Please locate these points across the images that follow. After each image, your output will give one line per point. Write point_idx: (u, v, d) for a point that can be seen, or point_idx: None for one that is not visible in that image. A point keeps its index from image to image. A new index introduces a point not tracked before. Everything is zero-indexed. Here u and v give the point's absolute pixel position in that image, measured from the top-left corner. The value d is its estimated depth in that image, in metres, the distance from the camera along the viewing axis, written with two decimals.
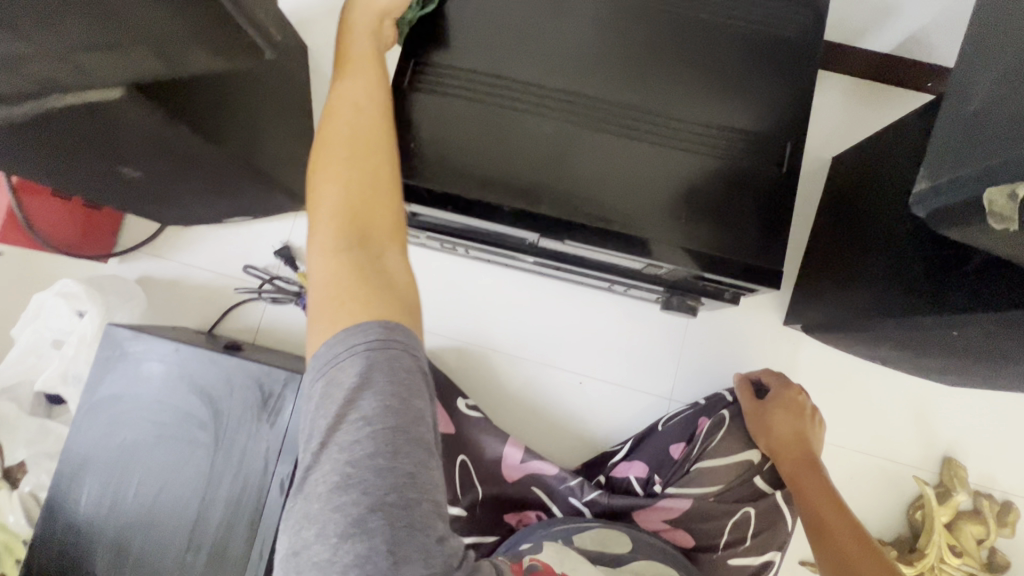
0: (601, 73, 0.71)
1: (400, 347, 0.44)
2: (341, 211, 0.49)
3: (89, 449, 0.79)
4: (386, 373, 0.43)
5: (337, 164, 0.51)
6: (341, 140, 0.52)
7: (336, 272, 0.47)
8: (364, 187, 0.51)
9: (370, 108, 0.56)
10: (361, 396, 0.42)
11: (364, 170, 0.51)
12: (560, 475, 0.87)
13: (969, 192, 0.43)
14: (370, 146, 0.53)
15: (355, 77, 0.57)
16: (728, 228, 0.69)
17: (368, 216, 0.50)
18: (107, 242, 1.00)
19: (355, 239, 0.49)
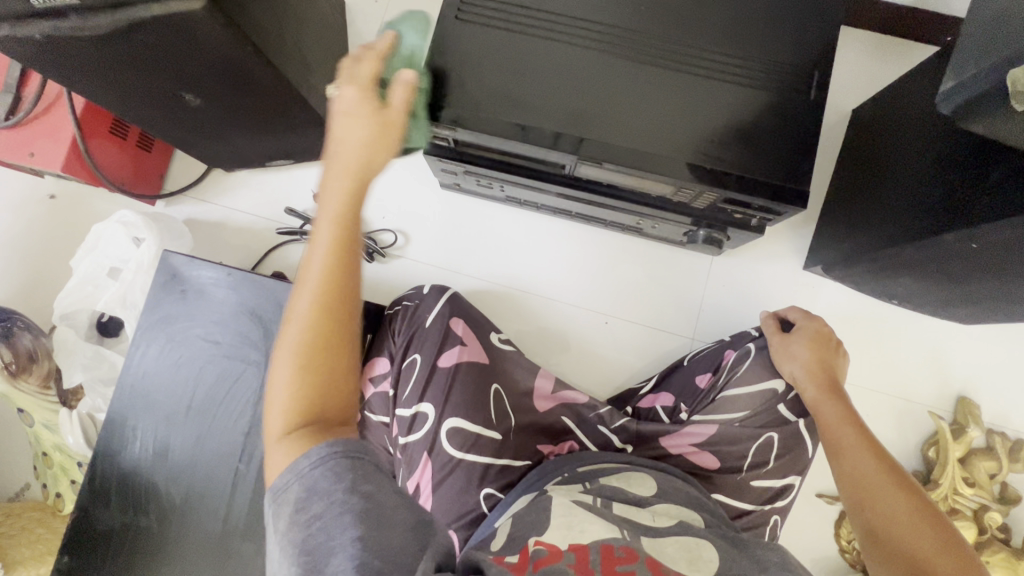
0: (636, 7, 0.75)
1: (343, 458, 0.44)
2: (304, 390, 0.47)
3: (147, 367, 0.84)
4: (331, 481, 0.43)
5: (293, 348, 0.47)
6: (304, 317, 0.48)
7: (287, 453, 0.45)
8: (321, 368, 0.47)
9: (338, 289, 0.49)
10: (313, 488, 0.43)
11: (329, 342, 0.48)
12: (591, 403, 0.91)
13: (994, 79, 0.46)
14: (335, 328, 0.48)
15: (325, 242, 0.49)
16: (758, 152, 0.72)
17: (329, 375, 0.47)
18: (154, 184, 1.06)
19: (310, 416, 0.46)
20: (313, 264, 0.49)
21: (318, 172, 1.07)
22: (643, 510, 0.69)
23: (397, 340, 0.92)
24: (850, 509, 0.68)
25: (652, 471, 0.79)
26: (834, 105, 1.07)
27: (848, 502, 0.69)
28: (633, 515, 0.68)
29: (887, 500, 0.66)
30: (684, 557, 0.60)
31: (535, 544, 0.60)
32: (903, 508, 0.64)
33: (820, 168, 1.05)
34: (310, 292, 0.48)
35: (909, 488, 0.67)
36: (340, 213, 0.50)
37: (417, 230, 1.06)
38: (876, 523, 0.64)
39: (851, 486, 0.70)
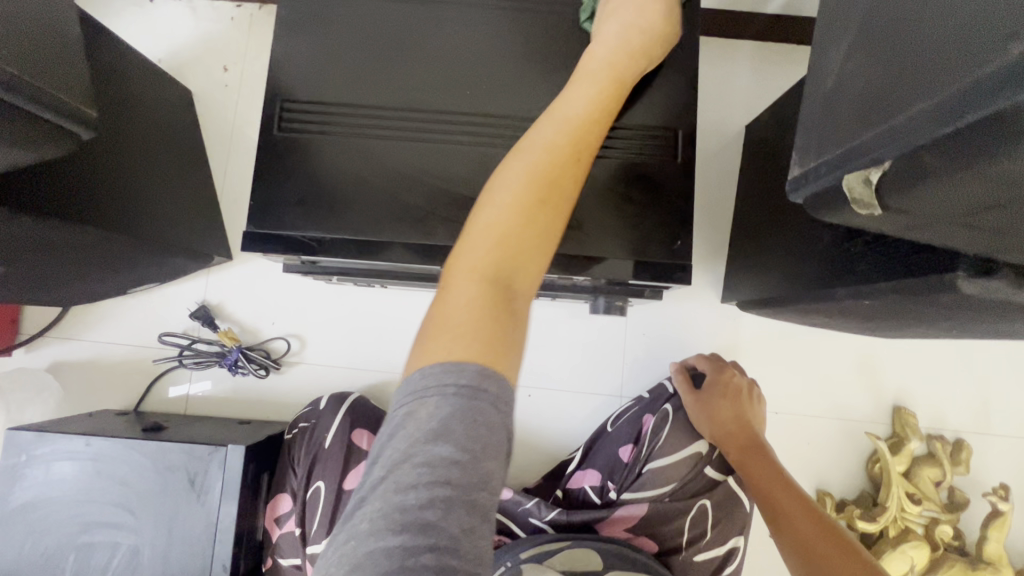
0: (481, 85, 0.68)
1: (491, 401, 0.36)
2: (494, 246, 0.41)
3: (11, 564, 0.73)
4: (469, 426, 0.35)
5: (496, 227, 0.42)
6: (539, 168, 0.45)
7: (464, 318, 0.38)
8: (515, 238, 0.42)
9: (557, 152, 0.46)
10: (441, 419, 0.35)
11: (523, 231, 0.42)
12: (516, 498, 0.84)
13: (834, 176, 0.41)
14: (552, 191, 0.44)
15: (542, 138, 0.47)
16: (632, 228, 0.67)
17: (515, 247, 0.42)
18: (9, 332, 0.94)
19: (501, 293, 0.40)
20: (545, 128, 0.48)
21: (192, 287, 0.98)
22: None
23: (298, 471, 0.83)
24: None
25: (592, 540, 0.76)
26: (727, 125, 1.02)
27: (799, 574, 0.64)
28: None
29: (838, 567, 0.61)
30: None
31: None
32: (853, 572, 0.60)
33: (723, 193, 1.01)
34: (538, 171, 0.45)
35: (851, 548, 0.63)
36: (593, 99, 0.52)
37: (312, 332, 0.97)
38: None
39: (800, 557, 0.64)
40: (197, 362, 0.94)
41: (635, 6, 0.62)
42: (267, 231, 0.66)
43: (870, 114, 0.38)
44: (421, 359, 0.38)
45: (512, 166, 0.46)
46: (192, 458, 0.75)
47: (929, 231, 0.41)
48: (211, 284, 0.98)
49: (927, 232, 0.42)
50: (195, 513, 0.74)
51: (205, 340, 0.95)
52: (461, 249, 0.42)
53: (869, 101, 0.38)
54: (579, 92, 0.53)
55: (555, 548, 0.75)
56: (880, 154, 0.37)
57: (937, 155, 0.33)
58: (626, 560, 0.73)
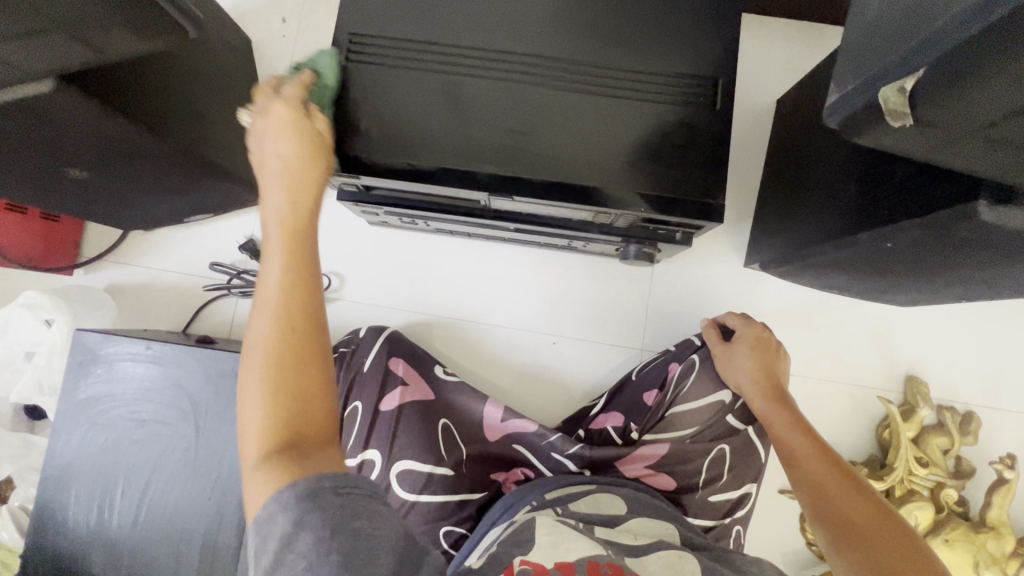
0: (535, 30, 0.73)
1: (329, 490, 0.40)
2: (264, 395, 0.42)
3: (73, 454, 0.80)
4: (318, 521, 0.39)
5: (263, 380, 0.43)
6: (268, 321, 0.44)
7: (261, 482, 0.40)
8: (288, 378, 0.43)
9: (286, 299, 0.45)
10: (285, 528, 0.39)
11: (287, 367, 0.43)
12: (540, 431, 0.89)
13: (869, 93, 0.45)
14: (296, 349, 0.44)
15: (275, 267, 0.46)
16: (669, 169, 0.71)
17: (289, 385, 0.43)
18: (70, 252, 1.01)
19: (288, 442, 0.42)
20: (270, 276, 0.46)
21: (242, 222, 1.03)
22: (623, 530, 0.69)
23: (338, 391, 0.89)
24: (813, 519, 0.66)
25: (621, 488, 0.79)
26: (758, 97, 1.06)
27: (810, 512, 0.67)
28: (616, 537, 0.67)
29: (847, 509, 0.64)
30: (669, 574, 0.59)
31: (521, 564, 0.57)
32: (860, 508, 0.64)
33: (751, 163, 1.04)
34: (272, 310, 0.45)
35: (862, 488, 0.66)
36: (286, 243, 0.48)
37: (351, 271, 1.03)
38: (838, 524, 0.63)
39: (811, 492, 0.68)
40: (245, 292, 1.00)
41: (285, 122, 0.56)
42: (330, 153, 0.72)
43: (908, 31, 0.42)
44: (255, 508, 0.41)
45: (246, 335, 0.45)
46: None
47: (955, 150, 0.45)
48: (260, 220, 1.03)
49: (953, 153, 0.46)
50: None
51: (253, 271, 1.00)
52: (242, 414, 0.43)
53: (907, 20, 0.42)
54: (301, 196, 0.51)
55: (584, 490, 0.78)
56: (916, 62, 0.41)
57: (966, 55, 0.37)
58: (651, 509, 0.75)
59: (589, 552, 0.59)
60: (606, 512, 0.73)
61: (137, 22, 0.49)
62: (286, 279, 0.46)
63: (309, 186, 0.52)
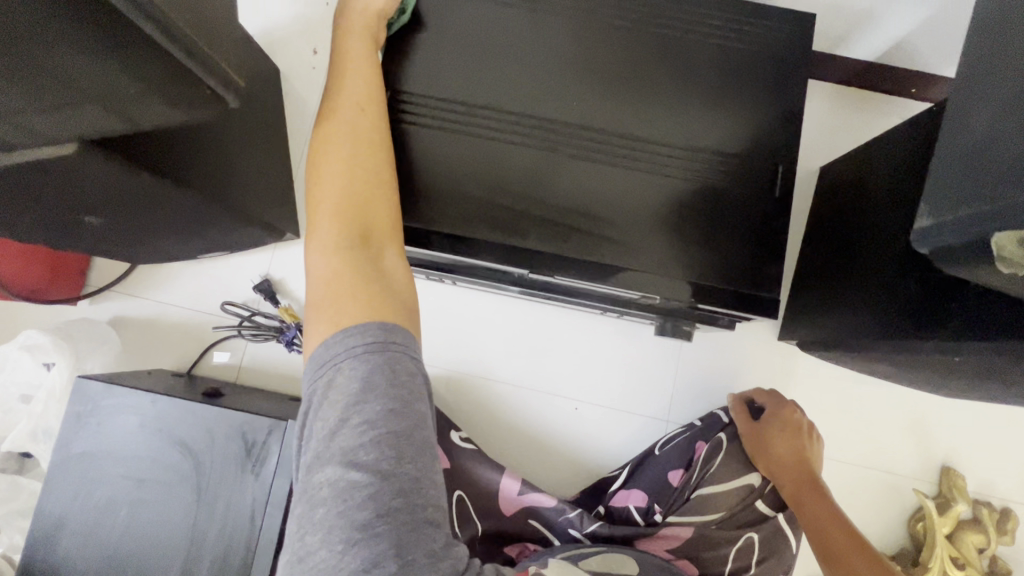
0: (584, 97, 0.69)
1: (396, 349, 0.45)
2: (340, 200, 0.53)
3: (63, 509, 0.75)
4: (385, 380, 0.44)
5: (335, 205, 0.52)
6: (341, 151, 0.55)
7: (340, 274, 0.49)
8: (363, 188, 0.54)
9: (365, 138, 0.57)
10: (358, 378, 0.44)
11: (362, 192, 0.54)
12: (558, 507, 0.84)
13: (977, 231, 0.41)
14: (370, 184, 0.55)
15: (346, 130, 0.57)
16: (720, 255, 0.67)
17: (371, 197, 0.54)
18: (76, 281, 0.96)
19: (357, 238, 0.51)
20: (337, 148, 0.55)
21: (257, 260, 0.99)
22: None
23: None
24: None
25: (632, 551, 0.76)
26: (801, 164, 1.02)
27: None
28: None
29: None
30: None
31: None
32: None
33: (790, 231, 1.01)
34: (345, 182, 0.54)
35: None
36: (358, 125, 0.58)
37: None
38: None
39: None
40: (255, 335, 0.95)
41: (358, 38, 0.65)
42: None
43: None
44: (321, 321, 0.47)
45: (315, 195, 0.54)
46: (252, 428, 0.76)
47: None
48: (276, 259, 0.99)
49: None
50: (249, 483, 0.75)
51: (265, 313, 0.96)
52: (313, 243, 0.51)
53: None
54: (358, 81, 0.61)
55: (594, 552, 0.75)
56: None
57: None
58: (667, 573, 0.72)
59: None
60: (619, 572, 0.70)
61: None
62: (357, 128, 0.58)
63: (363, 58, 0.63)
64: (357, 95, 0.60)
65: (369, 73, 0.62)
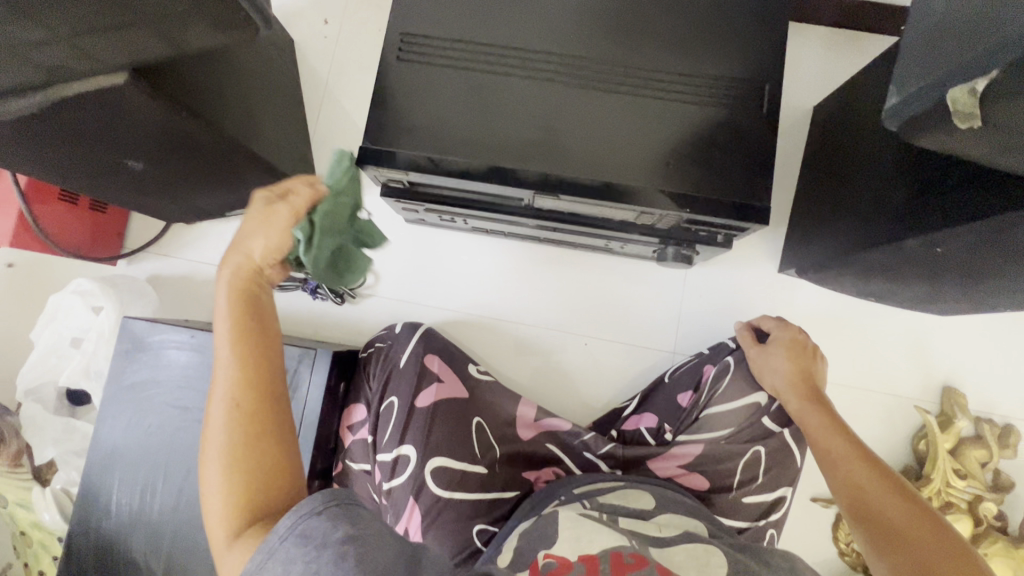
0: (580, 32, 0.74)
1: (330, 509, 0.41)
2: (226, 492, 0.42)
3: (117, 439, 0.82)
4: (325, 525, 0.40)
5: (221, 448, 0.43)
6: (233, 409, 0.44)
7: (238, 556, 0.40)
8: (252, 430, 0.44)
9: (254, 376, 0.45)
10: (292, 548, 0.39)
11: (251, 437, 0.44)
12: (574, 430, 0.89)
13: (935, 95, 0.45)
14: (254, 414, 0.44)
15: (228, 362, 0.45)
16: (713, 171, 0.72)
17: (256, 447, 0.43)
18: (113, 245, 1.04)
19: (253, 459, 0.43)
20: (222, 363, 0.45)
21: None
22: (650, 522, 0.69)
23: (373, 385, 0.90)
24: (852, 523, 0.65)
25: (647, 486, 0.79)
26: (796, 105, 1.06)
27: (847, 513, 0.66)
28: (640, 527, 0.68)
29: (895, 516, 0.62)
30: (695, 566, 0.59)
31: (544, 558, 0.60)
32: (902, 509, 0.62)
33: (787, 169, 1.05)
34: (228, 379, 0.45)
35: (901, 487, 0.65)
36: (235, 377, 0.45)
37: (385, 268, 1.04)
38: (879, 530, 0.61)
39: (849, 495, 0.67)
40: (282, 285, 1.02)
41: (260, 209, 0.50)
42: (380, 149, 0.73)
43: (976, 34, 0.42)
44: (224, 532, 0.42)
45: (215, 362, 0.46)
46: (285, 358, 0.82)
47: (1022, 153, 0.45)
48: None
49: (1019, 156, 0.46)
50: None
51: None
52: (203, 469, 0.44)
53: (974, 23, 0.42)
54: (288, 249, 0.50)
55: (612, 487, 0.78)
56: (987, 65, 0.40)
57: None
58: (680, 503, 0.75)
59: (612, 544, 0.60)
60: (636, 506, 0.73)
61: (219, 22, 0.50)
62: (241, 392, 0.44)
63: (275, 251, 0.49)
64: (225, 344, 0.46)
65: (264, 330, 0.47)
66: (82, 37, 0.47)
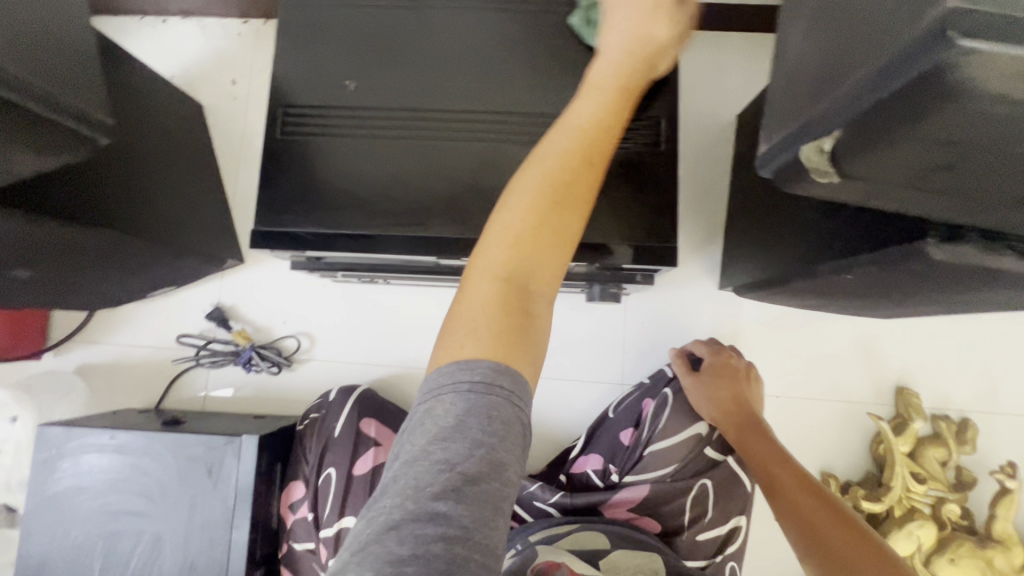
0: (470, 82, 0.71)
1: (504, 398, 0.38)
2: (510, 254, 0.41)
3: (44, 553, 0.79)
4: (485, 420, 0.37)
5: (527, 208, 0.42)
6: (550, 171, 0.43)
7: (460, 345, 0.39)
8: (558, 207, 0.42)
9: (595, 133, 0.44)
10: (460, 407, 0.37)
11: (558, 204, 0.42)
12: (519, 482, 0.86)
13: (791, 149, 0.44)
14: (574, 190, 0.43)
15: (593, 100, 0.46)
16: (618, 211, 0.69)
17: (537, 244, 0.41)
18: (37, 339, 1.00)
19: (524, 263, 0.41)
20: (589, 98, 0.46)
21: (207, 290, 1.02)
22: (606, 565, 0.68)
23: (309, 458, 0.87)
24: (803, 558, 0.62)
25: (602, 523, 0.77)
26: (719, 115, 1.04)
27: (799, 548, 0.64)
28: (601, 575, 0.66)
29: (841, 544, 0.60)
30: None
31: None
32: (845, 536, 0.61)
33: (716, 182, 1.03)
34: (558, 152, 0.43)
35: (842, 513, 0.64)
36: (603, 95, 0.47)
37: (319, 329, 1.01)
38: (832, 564, 0.59)
39: (798, 528, 0.64)
40: (214, 361, 0.98)
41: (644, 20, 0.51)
42: (274, 228, 0.71)
43: (819, 87, 0.40)
44: (473, 306, 0.40)
45: (536, 150, 0.45)
46: (209, 449, 0.79)
47: (891, 197, 0.43)
48: (225, 286, 1.02)
49: (886, 200, 0.43)
50: (215, 500, 0.78)
51: (221, 340, 0.99)
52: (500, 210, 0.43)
53: (818, 75, 0.41)
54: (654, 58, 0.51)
55: (566, 531, 0.76)
56: (829, 125, 0.39)
57: (876, 126, 0.36)
58: (633, 540, 0.74)
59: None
60: (589, 546, 0.73)
61: (43, 145, 0.48)
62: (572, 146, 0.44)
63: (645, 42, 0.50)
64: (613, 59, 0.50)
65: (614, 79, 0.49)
66: None
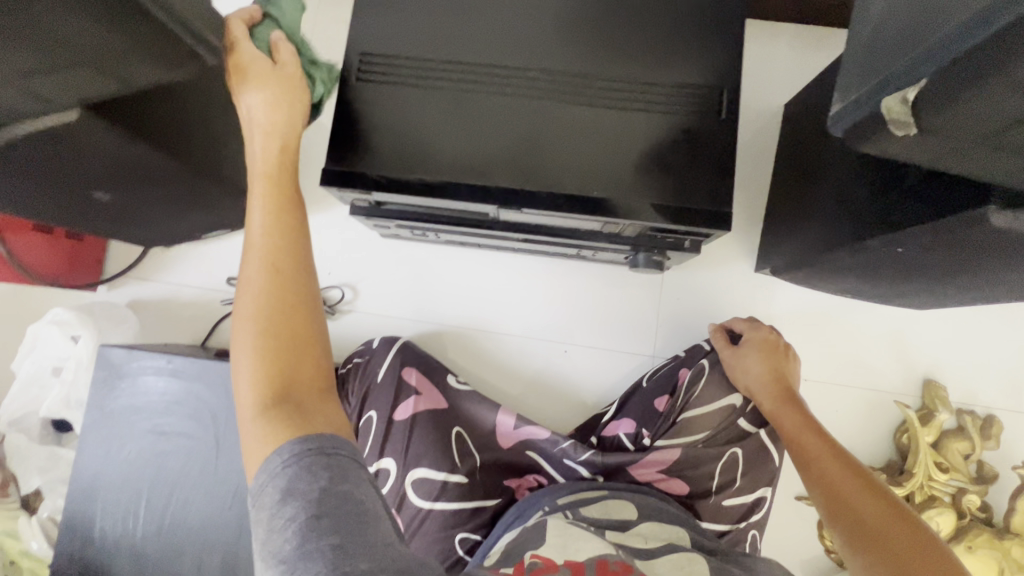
0: (542, 44, 0.74)
1: (318, 452, 0.42)
2: (257, 373, 0.44)
3: (97, 467, 0.82)
4: (308, 479, 0.41)
5: (272, 331, 0.45)
6: (261, 300, 0.46)
7: (269, 431, 0.42)
8: (284, 332, 0.46)
9: (286, 251, 0.48)
10: (273, 487, 0.41)
11: (284, 326, 0.46)
12: (552, 438, 0.89)
13: (871, 105, 0.46)
14: (291, 318, 0.46)
15: (259, 223, 0.49)
16: (678, 177, 0.72)
17: (287, 360, 0.45)
18: (94, 270, 1.04)
19: (290, 387, 0.44)
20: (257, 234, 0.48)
21: None
22: (633, 534, 0.69)
23: (352, 399, 0.92)
24: (827, 522, 0.65)
25: (631, 493, 0.78)
26: (767, 102, 1.06)
27: (824, 512, 0.66)
28: (627, 541, 0.67)
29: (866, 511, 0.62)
30: None
31: (532, 557, 0.61)
32: (871, 504, 0.63)
33: (760, 168, 1.05)
34: (256, 284, 0.47)
35: (870, 483, 0.66)
36: (269, 199, 0.50)
37: (363, 283, 1.04)
38: (856, 528, 0.61)
39: (825, 493, 0.67)
40: None
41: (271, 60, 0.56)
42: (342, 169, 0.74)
43: (908, 43, 0.43)
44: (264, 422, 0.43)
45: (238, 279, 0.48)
46: None
47: (962, 158, 0.45)
48: None
49: (958, 160, 0.45)
50: None
51: None
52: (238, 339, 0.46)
53: (904, 32, 0.44)
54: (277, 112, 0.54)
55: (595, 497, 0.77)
56: (917, 73, 0.42)
57: (958, 74, 0.38)
58: (661, 513, 0.75)
59: (599, 551, 0.60)
60: (618, 514, 0.73)
61: (159, 56, 0.51)
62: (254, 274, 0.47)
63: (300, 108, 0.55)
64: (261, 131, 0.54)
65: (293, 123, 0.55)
66: (26, 78, 0.48)
